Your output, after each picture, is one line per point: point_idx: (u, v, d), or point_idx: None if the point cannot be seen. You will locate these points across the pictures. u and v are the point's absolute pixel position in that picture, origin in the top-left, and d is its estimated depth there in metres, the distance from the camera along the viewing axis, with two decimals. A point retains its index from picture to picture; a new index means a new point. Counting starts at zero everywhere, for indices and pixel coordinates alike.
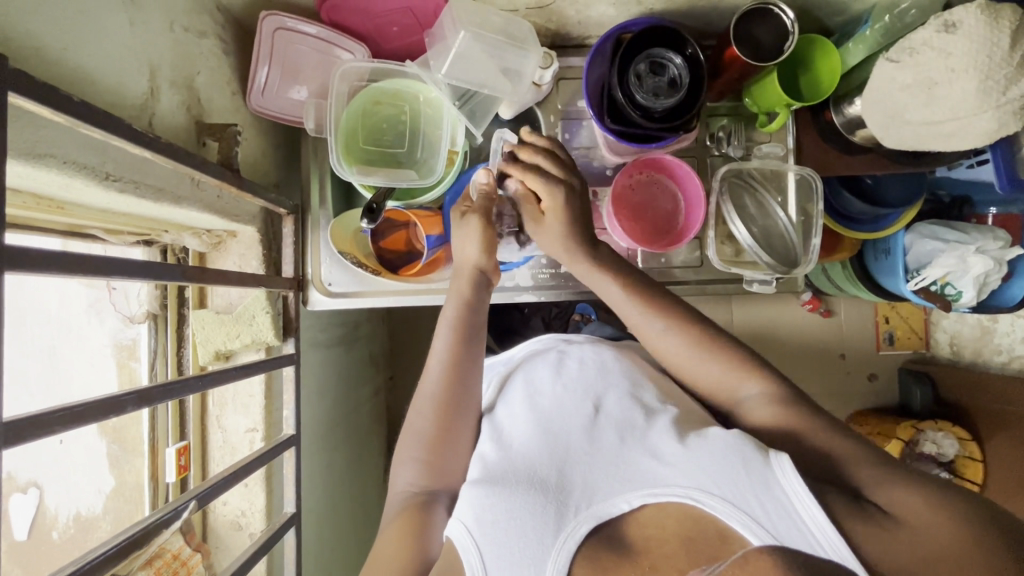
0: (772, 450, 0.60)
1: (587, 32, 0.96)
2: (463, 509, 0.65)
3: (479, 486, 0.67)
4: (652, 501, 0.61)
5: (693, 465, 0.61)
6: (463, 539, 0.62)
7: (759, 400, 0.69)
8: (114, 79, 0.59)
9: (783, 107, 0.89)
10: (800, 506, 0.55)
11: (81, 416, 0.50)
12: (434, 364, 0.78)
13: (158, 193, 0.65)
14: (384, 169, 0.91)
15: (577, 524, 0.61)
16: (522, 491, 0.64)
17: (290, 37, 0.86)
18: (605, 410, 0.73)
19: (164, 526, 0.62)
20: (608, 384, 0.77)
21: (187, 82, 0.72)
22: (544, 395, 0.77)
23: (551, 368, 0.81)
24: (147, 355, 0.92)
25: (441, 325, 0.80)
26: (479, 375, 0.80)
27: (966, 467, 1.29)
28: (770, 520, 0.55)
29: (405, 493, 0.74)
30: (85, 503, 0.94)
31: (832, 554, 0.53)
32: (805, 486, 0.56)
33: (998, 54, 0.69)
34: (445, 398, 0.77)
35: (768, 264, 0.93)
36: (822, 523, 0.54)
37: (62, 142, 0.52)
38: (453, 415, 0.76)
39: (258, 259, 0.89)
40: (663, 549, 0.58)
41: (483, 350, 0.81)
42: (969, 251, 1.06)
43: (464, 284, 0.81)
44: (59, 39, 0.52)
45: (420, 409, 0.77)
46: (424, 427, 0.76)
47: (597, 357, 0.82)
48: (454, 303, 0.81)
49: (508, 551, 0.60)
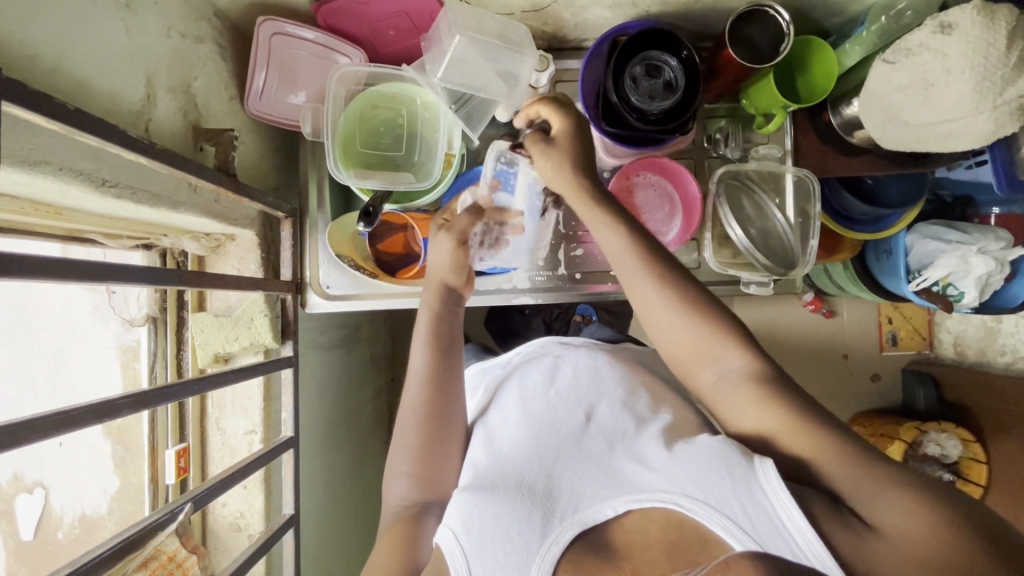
0: (757, 455, 0.59)
1: (583, 35, 0.96)
2: (452, 517, 0.66)
3: (468, 493, 0.67)
4: (637, 508, 0.62)
5: (679, 471, 0.61)
6: (450, 545, 0.64)
7: (737, 376, 0.66)
8: (110, 85, 0.60)
9: (779, 109, 0.89)
10: (784, 513, 0.54)
11: (76, 420, 0.51)
12: (415, 379, 0.80)
13: (155, 198, 0.66)
14: (383, 172, 0.91)
15: (562, 530, 0.62)
16: (509, 495, 0.65)
17: (287, 43, 0.86)
18: (597, 419, 0.73)
19: (160, 529, 0.63)
20: (600, 392, 0.77)
21: (184, 87, 0.73)
22: (535, 400, 0.77)
23: (545, 374, 0.82)
24: (147, 358, 0.93)
25: (416, 339, 0.82)
26: (460, 384, 0.82)
27: (970, 469, 1.29)
28: (752, 525, 0.55)
29: (397, 508, 0.74)
30: (90, 503, 0.94)
31: (814, 561, 0.52)
32: (789, 492, 0.55)
33: (994, 55, 0.68)
34: (430, 411, 0.78)
35: (763, 265, 0.93)
36: (806, 531, 0.53)
37: (58, 149, 0.53)
38: (440, 426, 0.78)
39: (257, 262, 0.90)
40: (646, 554, 0.59)
41: (459, 359, 0.83)
42: (970, 251, 1.05)
43: (431, 298, 0.83)
44: (55, 48, 0.53)
45: (405, 424, 0.78)
46: (411, 441, 0.77)
47: (591, 363, 0.82)
48: (424, 317, 0.82)
49: (493, 558, 0.61)
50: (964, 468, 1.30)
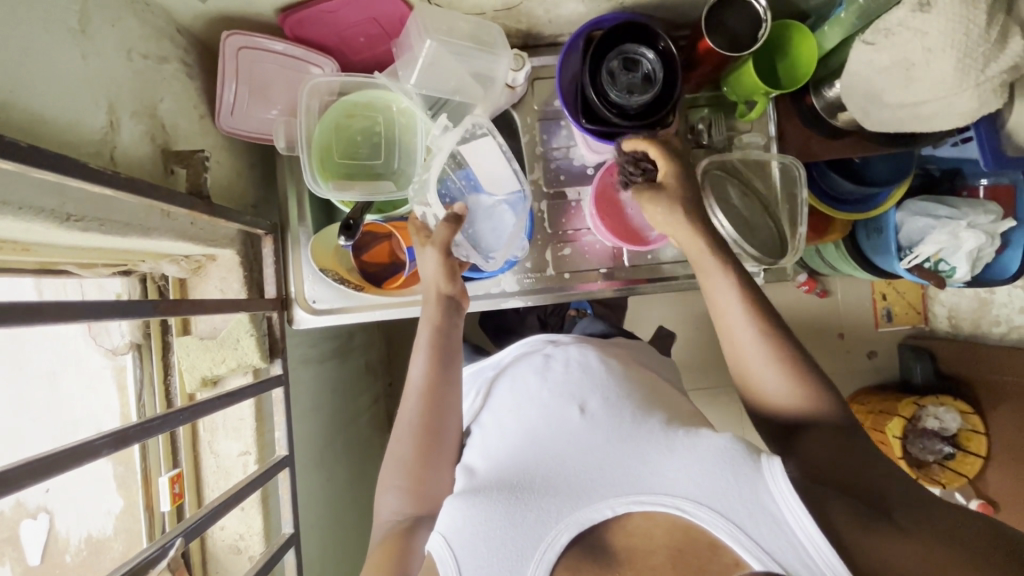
0: (764, 453, 0.61)
1: (558, 30, 0.94)
2: (444, 522, 0.64)
3: (460, 497, 0.66)
4: (638, 509, 0.60)
5: (682, 474, 0.61)
6: (441, 552, 0.62)
7: (788, 405, 0.70)
8: (68, 116, 0.58)
9: (761, 96, 0.87)
10: (790, 515, 0.56)
11: (54, 466, 0.50)
12: (414, 390, 0.79)
13: (126, 228, 0.65)
14: (363, 181, 0.89)
15: (558, 532, 0.60)
16: (501, 500, 0.63)
17: (254, 55, 0.84)
18: (590, 413, 0.70)
19: (151, 566, 0.62)
20: (592, 386, 0.74)
21: (150, 111, 0.71)
22: (530, 402, 0.74)
23: (536, 373, 0.79)
24: (134, 385, 0.92)
25: (419, 351, 0.80)
26: (458, 392, 0.80)
27: (970, 440, 1.30)
28: (757, 531, 0.56)
29: (389, 522, 0.74)
30: (93, 531, 0.97)
31: (824, 568, 0.54)
32: (795, 493, 0.57)
33: (975, 32, 0.66)
34: (426, 422, 0.77)
35: (752, 255, 0.92)
36: (818, 540, 0.55)
37: (18, 188, 0.51)
38: (432, 440, 0.76)
39: (240, 282, 0.88)
40: (651, 560, 0.58)
41: (460, 369, 0.82)
42: (961, 226, 1.05)
43: (431, 311, 0.82)
44: (6, 83, 0.51)
45: (401, 437, 0.77)
46: (405, 455, 0.76)
47: (582, 360, 0.79)
48: (426, 329, 0.81)
49: (486, 563, 0.60)
50: (963, 441, 1.30)
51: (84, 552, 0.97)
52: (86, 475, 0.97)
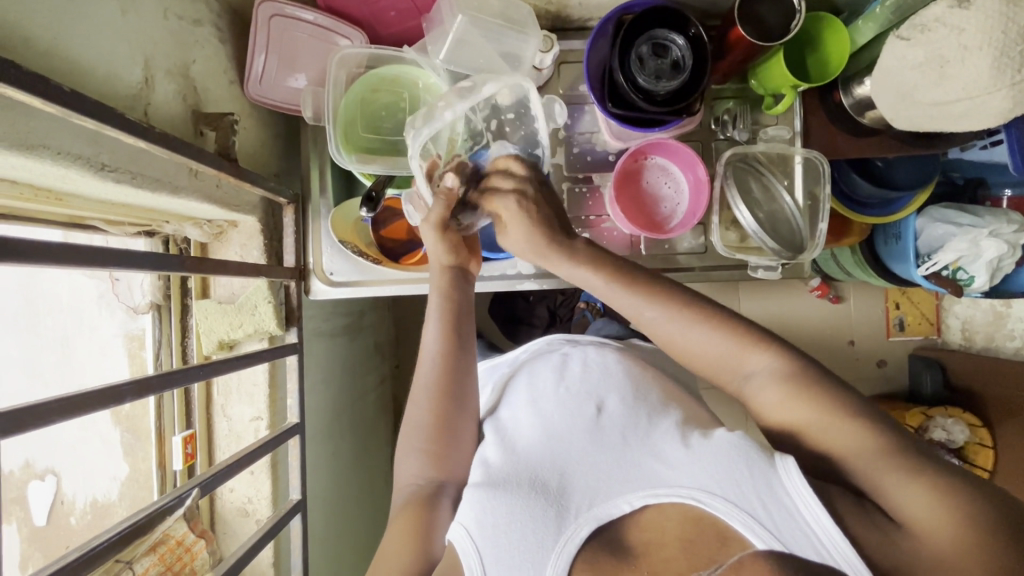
0: (777, 452, 0.58)
1: (587, 14, 0.95)
2: (465, 511, 0.64)
3: (480, 489, 0.65)
4: (654, 503, 0.60)
5: (695, 466, 0.60)
6: (463, 543, 0.61)
7: (770, 377, 0.65)
8: (107, 69, 0.59)
9: (789, 89, 0.86)
10: (808, 512, 0.54)
11: (80, 406, 0.52)
12: (429, 356, 0.78)
13: (156, 183, 0.66)
14: (385, 157, 0.89)
15: (577, 526, 0.60)
16: (523, 492, 0.63)
17: (287, 24, 0.87)
18: (608, 412, 0.71)
19: (168, 514, 0.63)
20: (610, 386, 0.75)
21: (183, 71, 0.72)
22: (547, 398, 0.76)
23: (555, 371, 0.79)
24: (152, 345, 0.94)
25: (431, 318, 0.80)
26: (473, 363, 0.80)
27: (977, 453, 1.28)
28: (772, 520, 0.54)
29: (411, 486, 0.73)
30: (104, 488, 0.99)
31: (840, 562, 0.52)
32: (811, 489, 0.55)
33: (1014, 31, 0.65)
34: (444, 388, 0.76)
35: (773, 250, 0.90)
36: (832, 532, 0.53)
37: (54, 133, 0.53)
38: (453, 406, 0.76)
39: (259, 249, 0.89)
40: (663, 553, 0.58)
41: (474, 338, 0.81)
42: (982, 234, 1.02)
43: (440, 279, 0.82)
44: (52, 29, 0.52)
45: (419, 399, 0.77)
46: (422, 419, 0.75)
47: (601, 360, 0.80)
48: (436, 296, 0.81)
49: (508, 555, 0.59)
50: (970, 454, 1.28)
51: (91, 513, 0.99)
52: (98, 434, 0.99)
